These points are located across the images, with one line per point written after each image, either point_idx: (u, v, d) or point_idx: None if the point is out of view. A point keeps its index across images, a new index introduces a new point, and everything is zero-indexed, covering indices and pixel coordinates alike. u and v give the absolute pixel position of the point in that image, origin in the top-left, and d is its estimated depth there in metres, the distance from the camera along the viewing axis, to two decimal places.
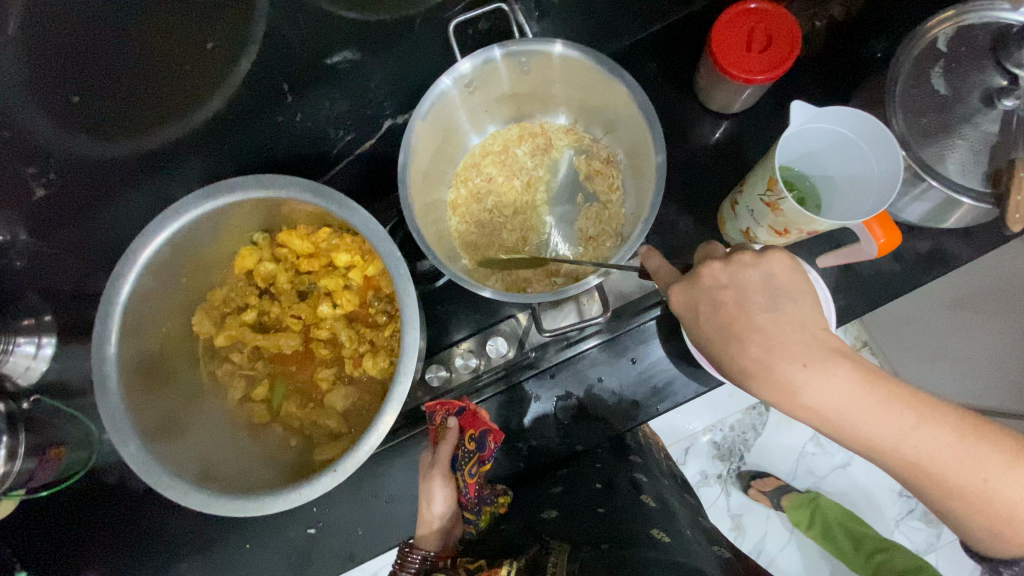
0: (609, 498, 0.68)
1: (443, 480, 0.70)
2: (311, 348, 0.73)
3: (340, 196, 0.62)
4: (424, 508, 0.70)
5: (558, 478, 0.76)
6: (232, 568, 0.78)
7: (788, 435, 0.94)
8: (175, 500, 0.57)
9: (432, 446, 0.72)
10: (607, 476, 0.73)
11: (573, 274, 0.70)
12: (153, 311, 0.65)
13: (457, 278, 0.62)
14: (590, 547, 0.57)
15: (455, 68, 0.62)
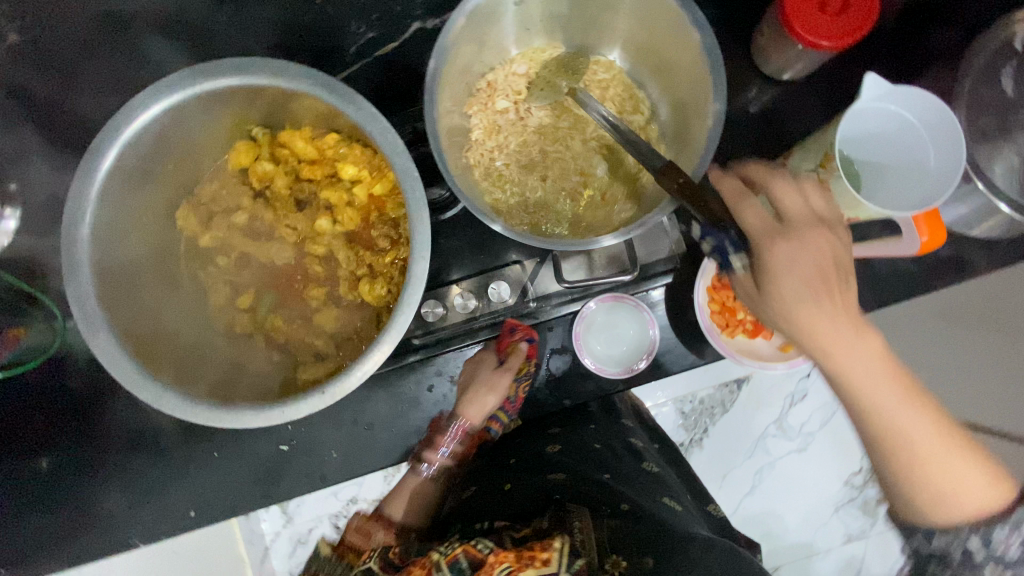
0: (611, 465, 0.71)
1: (497, 396, 0.73)
2: (303, 265, 0.68)
3: (359, 98, 0.55)
4: (479, 395, 0.73)
5: (553, 432, 0.76)
6: (197, 473, 0.76)
7: (753, 416, 0.97)
8: (147, 402, 0.53)
9: (497, 356, 0.74)
10: (607, 437, 0.75)
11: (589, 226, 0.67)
12: (134, 195, 0.59)
13: (472, 207, 0.58)
14: (609, 512, 0.62)
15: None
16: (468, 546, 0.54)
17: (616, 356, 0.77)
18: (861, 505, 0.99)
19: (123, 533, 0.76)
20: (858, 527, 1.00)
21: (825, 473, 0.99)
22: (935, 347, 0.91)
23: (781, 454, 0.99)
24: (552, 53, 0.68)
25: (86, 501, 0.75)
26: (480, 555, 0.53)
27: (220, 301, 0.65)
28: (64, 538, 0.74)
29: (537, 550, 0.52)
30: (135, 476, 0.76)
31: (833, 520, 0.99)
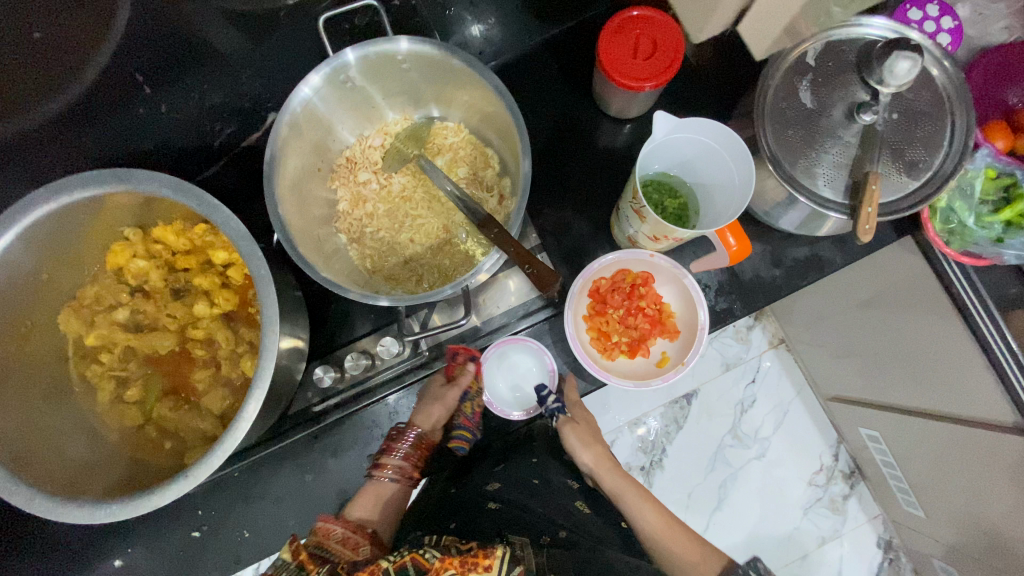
0: (551, 501, 0.74)
1: (445, 410, 0.75)
2: (187, 350, 0.70)
3: (205, 194, 0.59)
4: (431, 407, 0.75)
5: (495, 471, 0.77)
6: (114, 572, 0.77)
7: (706, 427, 1.11)
8: (20, 507, 0.54)
9: (445, 380, 0.77)
10: (547, 472, 0.78)
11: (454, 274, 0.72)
12: (8, 309, 0.62)
13: (322, 280, 0.59)
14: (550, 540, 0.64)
15: (307, 80, 0.59)
16: (416, 553, 0.55)
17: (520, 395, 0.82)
18: (826, 505, 1.10)
19: None
20: (829, 527, 1.10)
21: (786, 476, 1.10)
22: (863, 335, 0.92)
23: (741, 464, 1.11)
24: (402, 125, 0.75)
25: None
26: (426, 563, 0.55)
27: (110, 397, 0.68)
28: None
29: (480, 556, 0.55)
30: None
31: (803, 524, 1.09)
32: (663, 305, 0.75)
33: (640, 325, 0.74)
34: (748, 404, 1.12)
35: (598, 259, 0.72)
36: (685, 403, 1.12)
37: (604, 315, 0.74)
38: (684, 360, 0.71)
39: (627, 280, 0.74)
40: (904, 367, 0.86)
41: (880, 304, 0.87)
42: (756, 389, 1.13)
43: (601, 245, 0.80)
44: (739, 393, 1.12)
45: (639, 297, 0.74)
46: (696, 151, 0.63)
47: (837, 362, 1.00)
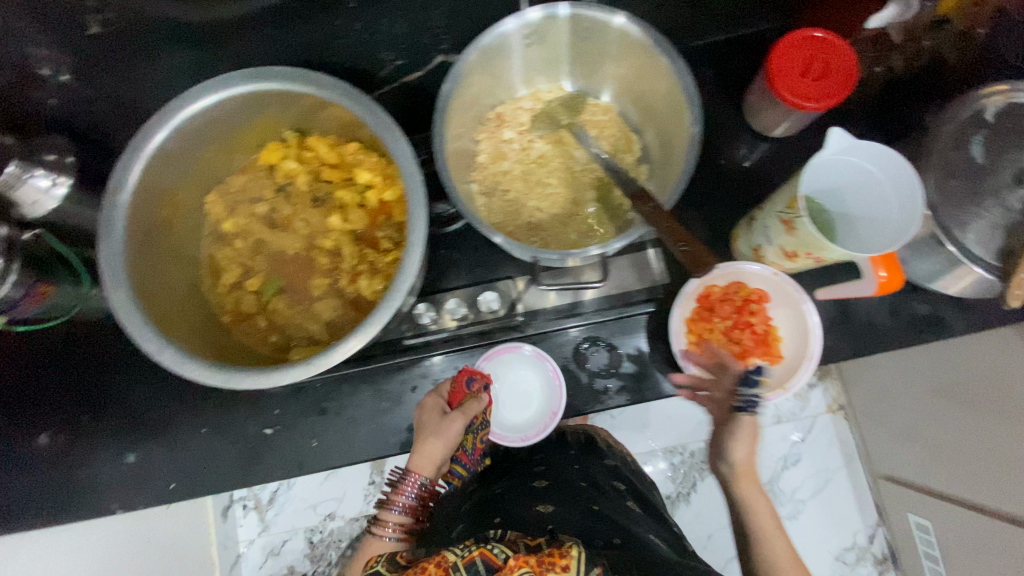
0: (604, 499, 0.76)
1: (447, 444, 0.72)
2: (310, 256, 0.73)
3: (381, 110, 0.62)
4: (432, 443, 0.71)
5: (540, 471, 0.83)
6: (183, 446, 0.80)
7: None
8: (149, 355, 0.57)
9: (448, 406, 0.75)
10: (589, 476, 0.84)
11: (580, 243, 0.72)
12: (173, 175, 0.66)
13: (466, 212, 0.61)
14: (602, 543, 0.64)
15: (523, 13, 0.62)
16: (487, 549, 0.53)
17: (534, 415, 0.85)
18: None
19: (110, 495, 0.80)
20: None
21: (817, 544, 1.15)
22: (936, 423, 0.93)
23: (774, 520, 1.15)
24: (561, 95, 0.76)
25: (81, 460, 0.81)
26: (496, 561, 0.52)
27: (232, 279, 0.72)
28: (64, 488, 0.81)
29: (555, 556, 0.52)
30: (127, 443, 0.81)
31: None
32: (771, 327, 0.74)
33: (744, 340, 0.73)
34: (790, 462, 1.18)
35: (720, 264, 0.71)
36: None
37: (709, 322, 0.73)
38: (785, 385, 0.70)
39: (740, 293, 0.73)
40: (968, 464, 0.87)
41: (961, 393, 0.87)
42: (801, 448, 1.18)
43: (717, 254, 0.80)
44: (784, 449, 1.18)
45: (747, 313, 0.73)
46: (858, 182, 0.63)
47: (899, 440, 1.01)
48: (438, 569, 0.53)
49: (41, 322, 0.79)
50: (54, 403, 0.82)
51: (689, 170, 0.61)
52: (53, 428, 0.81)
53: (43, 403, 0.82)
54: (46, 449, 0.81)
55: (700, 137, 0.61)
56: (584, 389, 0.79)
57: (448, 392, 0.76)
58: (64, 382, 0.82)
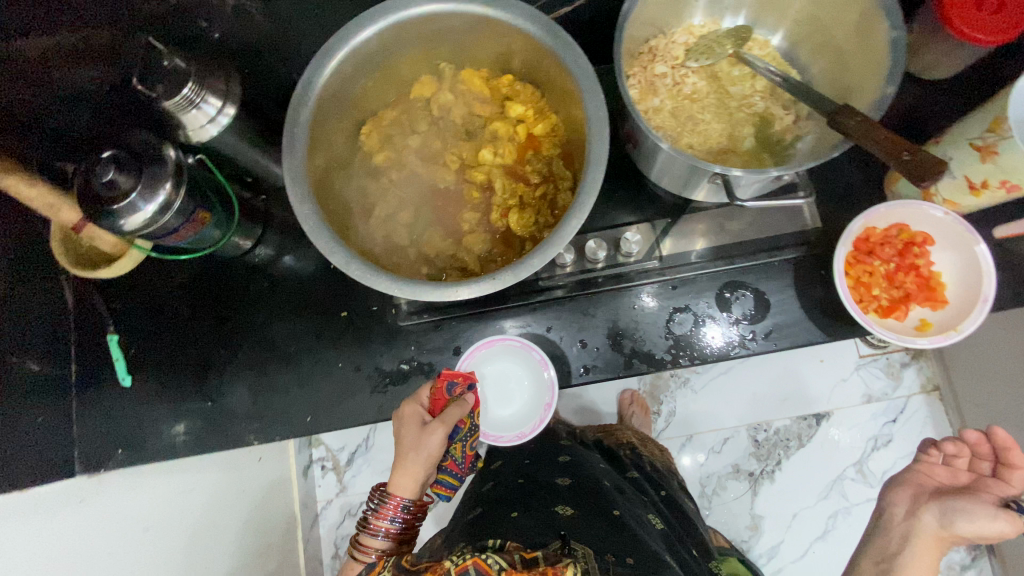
0: (629, 510, 0.64)
1: (429, 459, 0.65)
2: (460, 189, 0.74)
3: (558, 29, 0.62)
4: (412, 453, 0.64)
5: (561, 471, 0.72)
6: (319, 379, 0.83)
7: (829, 453, 1.17)
8: (337, 266, 0.59)
9: (426, 411, 0.69)
10: (615, 480, 0.72)
11: (757, 166, 0.70)
12: (341, 100, 0.68)
13: (644, 130, 0.61)
14: (619, 560, 0.51)
15: None
16: (481, 557, 0.45)
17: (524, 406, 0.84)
18: None
19: (247, 428, 0.84)
20: None
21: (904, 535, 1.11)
22: None
23: (858, 501, 1.14)
24: (715, 29, 0.75)
25: (221, 389, 0.85)
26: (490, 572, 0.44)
27: (386, 211, 0.72)
28: (205, 415, 0.85)
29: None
30: (265, 375, 0.84)
31: None
32: (933, 271, 0.73)
33: (907, 285, 0.72)
34: (880, 442, 1.16)
35: (883, 203, 0.71)
36: (813, 422, 1.18)
37: (869, 265, 0.72)
38: (957, 327, 0.68)
39: (901, 236, 0.72)
40: None
41: None
42: (894, 429, 1.16)
43: (866, 199, 0.77)
44: (874, 429, 1.16)
45: (911, 255, 0.72)
46: None
47: (1007, 422, 0.98)
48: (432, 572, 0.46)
49: (192, 251, 0.82)
50: (194, 339, 0.87)
51: (888, 88, 0.58)
52: (197, 359, 0.86)
53: (189, 334, 0.87)
54: (188, 379, 0.86)
55: (908, 44, 0.57)
56: (727, 337, 0.77)
57: (430, 400, 0.71)
58: (211, 316, 0.87)
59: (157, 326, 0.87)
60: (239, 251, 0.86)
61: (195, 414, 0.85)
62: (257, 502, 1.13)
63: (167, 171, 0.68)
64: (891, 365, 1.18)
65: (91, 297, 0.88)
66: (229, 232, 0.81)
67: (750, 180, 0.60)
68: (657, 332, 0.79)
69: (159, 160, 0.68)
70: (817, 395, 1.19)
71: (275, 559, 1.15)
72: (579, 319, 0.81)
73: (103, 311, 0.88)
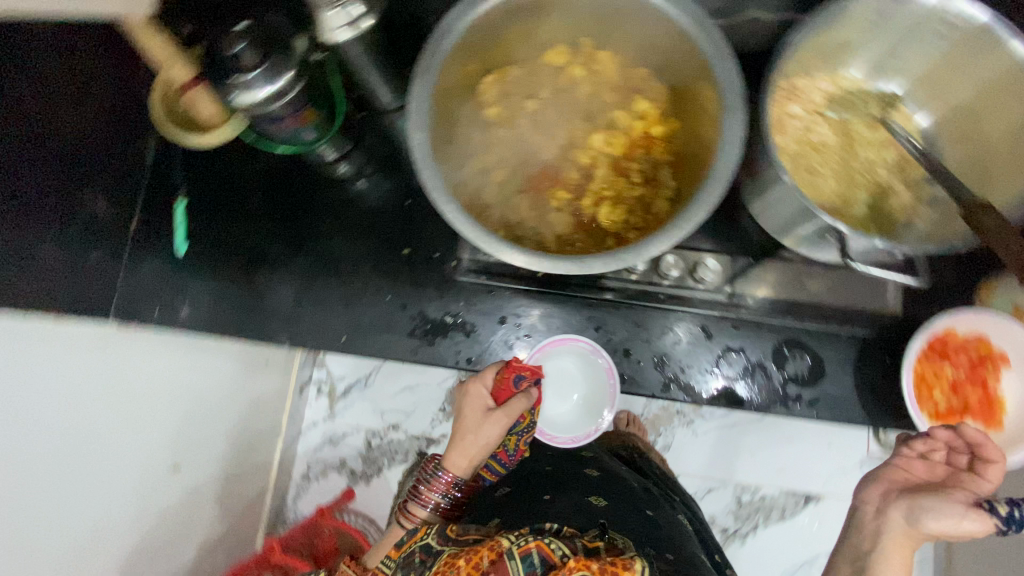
0: (657, 507, 0.72)
1: (486, 445, 0.70)
2: (562, 165, 0.73)
3: (719, 37, 0.60)
4: (473, 438, 0.69)
5: (590, 461, 0.79)
6: (363, 304, 0.84)
7: (808, 535, 1.16)
8: (434, 200, 0.59)
9: (493, 398, 0.73)
10: (639, 481, 0.78)
11: (868, 227, 0.68)
12: (479, 42, 0.67)
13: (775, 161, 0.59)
14: (654, 553, 0.59)
15: None
16: (545, 542, 0.49)
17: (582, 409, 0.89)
18: None
19: (280, 328, 0.85)
20: None
21: None
22: None
23: None
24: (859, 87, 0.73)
25: (267, 284, 0.86)
26: (554, 558, 0.49)
27: (484, 163, 0.71)
28: (245, 303, 0.86)
29: (618, 566, 0.46)
30: (312, 284, 0.85)
31: None
32: (998, 393, 0.71)
33: (968, 398, 0.71)
34: None
35: (973, 308, 0.68)
36: (802, 501, 1.17)
37: (937, 365, 0.71)
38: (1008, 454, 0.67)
39: (980, 349, 0.70)
40: None
41: None
42: None
43: (953, 302, 0.75)
44: None
45: (982, 370, 0.71)
46: None
47: None
48: (490, 551, 0.50)
49: (284, 145, 0.82)
50: (256, 229, 0.88)
51: None
52: (253, 249, 0.87)
53: (252, 223, 0.88)
54: (239, 264, 0.87)
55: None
56: (771, 391, 0.76)
57: (494, 386, 0.73)
58: (277, 211, 0.88)
59: (223, 204, 0.89)
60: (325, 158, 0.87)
61: (236, 299, 0.86)
62: (254, 402, 1.15)
63: (290, 59, 0.68)
64: None
65: (171, 159, 0.89)
66: (324, 138, 0.82)
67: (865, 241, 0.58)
68: (704, 364, 0.78)
69: (288, 46, 0.68)
70: (816, 475, 1.17)
71: (251, 459, 1.18)
72: (631, 327, 0.80)
73: (179, 175, 0.89)
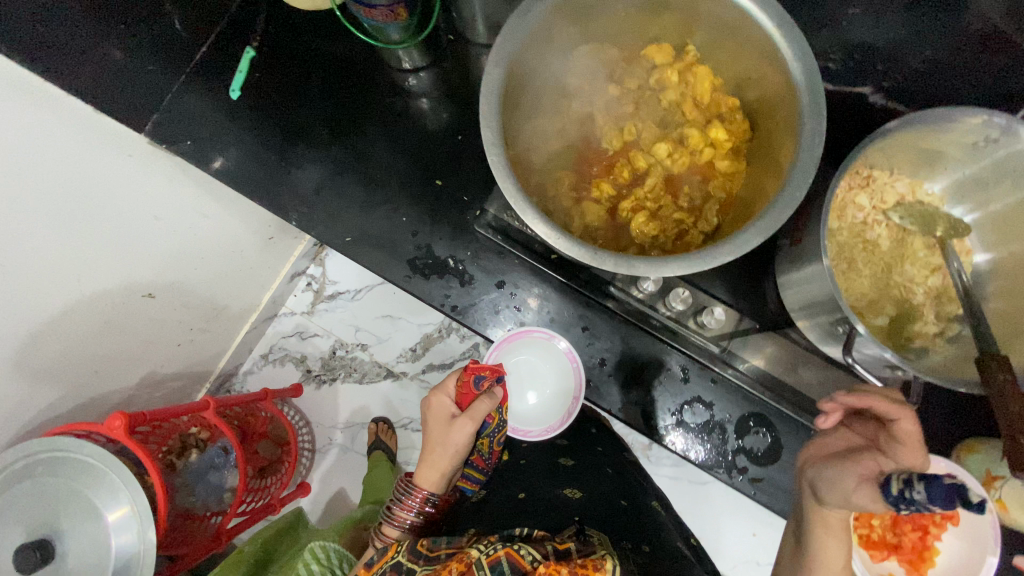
0: (632, 494, 0.76)
1: (455, 451, 0.71)
2: (618, 161, 0.71)
3: (820, 93, 0.58)
4: (440, 450, 0.72)
5: (566, 452, 0.84)
6: (380, 216, 0.84)
7: None
8: (483, 140, 0.59)
9: (456, 407, 0.74)
10: (613, 463, 0.83)
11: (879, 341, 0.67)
12: (588, 9, 0.66)
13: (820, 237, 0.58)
14: (634, 548, 0.63)
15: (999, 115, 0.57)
16: (515, 550, 0.50)
17: (552, 400, 0.87)
18: None
19: (294, 206, 0.85)
20: None
21: None
22: None
23: None
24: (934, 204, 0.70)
25: (299, 160, 0.86)
26: (524, 563, 0.49)
27: (545, 127, 0.70)
28: (271, 169, 0.86)
29: (589, 568, 0.47)
30: (339, 177, 0.85)
31: None
32: (933, 543, 0.71)
33: (905, 539, 0.72)
34: None
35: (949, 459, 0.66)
36: None
37: None
38: None
39: None
40: None
41: None
42: None
43: (934, 445, 0.73)
44: None
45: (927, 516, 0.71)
46: None
47: None
48: (460, 563, 0.51)
49: (369, 36, 0.81)
50: (309, 104, 0.87)
51: None
52: (299, 122, 0.87)
53: (308, 98, 0.88)
54: (280, 130, 0.87)
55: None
56: (720, 453, 0.77)
57: (457, 393, 0.75)
58: (335, 97, 0.87)
59: (289, 70, 0.88)
60: (401, 63, 0.86)
61: (265, 162, 0.86)
62: (246, 268, 1.17)
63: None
64: None
65: (256, 6, 0.89)
66: (407, 43, 0.81)
67: (874, 349, 0.57)
68: (670, 403, 0.78)
69: None
70: (728, 553, 1.17)
71: (223, 319, 1.20)
72: (619, 341, 0.80)
73: (257, 25, 0.89)
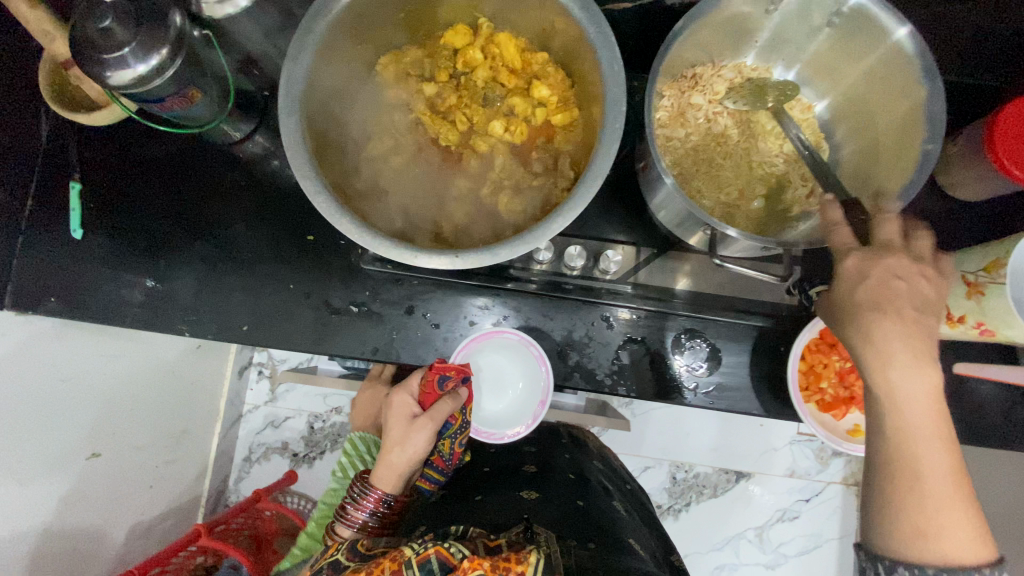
0: (589, 494, 0.79)
1: (413, 450, 0.72)
2: (460, 153, 0.71)
3: (604, 21, 0.58)
4: (399, 450, 0.72)
5: (530, 457, 0.87)
6: (269, 292, 0.82)
7: (739, 510, 1.19)
8: (304, 190, 0.58)
9: (417, 404, 0.75)
10: (574, 467, 0.86)
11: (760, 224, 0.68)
12: (365, 23, 0.65)
13: (655, 157, 0.59)
14: (583, 538, 0.65)
15: None
16: (443, 547, 0.49)
17: (516, 403, 0.86)
18: None
19: (181, 317, 0.82)
20: None
21: None
22: None
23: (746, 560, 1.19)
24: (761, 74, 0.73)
25: (167, 271, 0.83)
26: (453, 561, 0.49)
27: (377, 150, 0.69)
28: (144, 290, 0.83)
29: (511, 561, 0.47)
30: (214, 272, 0.83)
31: None
32: None
33: (856, 389, 0.76)
34: (787, 515, 1.19)
35: None
36: (732, 477, 1.20)
37: (825, 356, 0.74)
38: None
39: None
40: None
41: None
42: (803, 508, 1.19)
43: None
44: (787, 502, 1.19)
45: None
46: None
47: None
48: (391, 562, 0.50)
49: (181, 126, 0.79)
50: (155, 213, 0.84)
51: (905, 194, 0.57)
52: (152, 233, 0.84)
53: (151, 207, 0.84)
54: (137, 249, 0.84)
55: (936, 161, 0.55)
56: (671, 381, 0.77)
57: (420, 391, 0.75)
58: (177, 196, 0.84)
59: (122, 188, 0.85)
60: (228, 137, 0.83)
61: (135, 286, 0.83)
62: (185, 389, 1.13)
63: (167, 35, 0.64)
64: (823, 450, 1.20)
65: (60, 138, 0.85)
66: (221, 118, 0.79)
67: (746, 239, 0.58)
68: (607, 355, 0.78)
69: (160, 19, 0.64)
70: (740, 452, 1.20)
71: (186, 445, 1.16)
72: (540, 319, 0.80)
73: (69, 157, 0.84)
